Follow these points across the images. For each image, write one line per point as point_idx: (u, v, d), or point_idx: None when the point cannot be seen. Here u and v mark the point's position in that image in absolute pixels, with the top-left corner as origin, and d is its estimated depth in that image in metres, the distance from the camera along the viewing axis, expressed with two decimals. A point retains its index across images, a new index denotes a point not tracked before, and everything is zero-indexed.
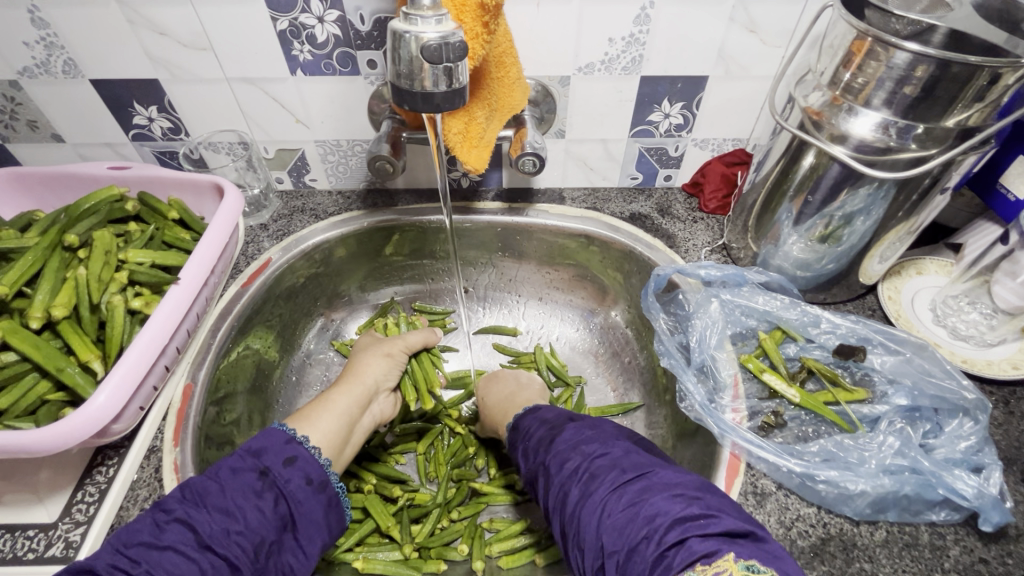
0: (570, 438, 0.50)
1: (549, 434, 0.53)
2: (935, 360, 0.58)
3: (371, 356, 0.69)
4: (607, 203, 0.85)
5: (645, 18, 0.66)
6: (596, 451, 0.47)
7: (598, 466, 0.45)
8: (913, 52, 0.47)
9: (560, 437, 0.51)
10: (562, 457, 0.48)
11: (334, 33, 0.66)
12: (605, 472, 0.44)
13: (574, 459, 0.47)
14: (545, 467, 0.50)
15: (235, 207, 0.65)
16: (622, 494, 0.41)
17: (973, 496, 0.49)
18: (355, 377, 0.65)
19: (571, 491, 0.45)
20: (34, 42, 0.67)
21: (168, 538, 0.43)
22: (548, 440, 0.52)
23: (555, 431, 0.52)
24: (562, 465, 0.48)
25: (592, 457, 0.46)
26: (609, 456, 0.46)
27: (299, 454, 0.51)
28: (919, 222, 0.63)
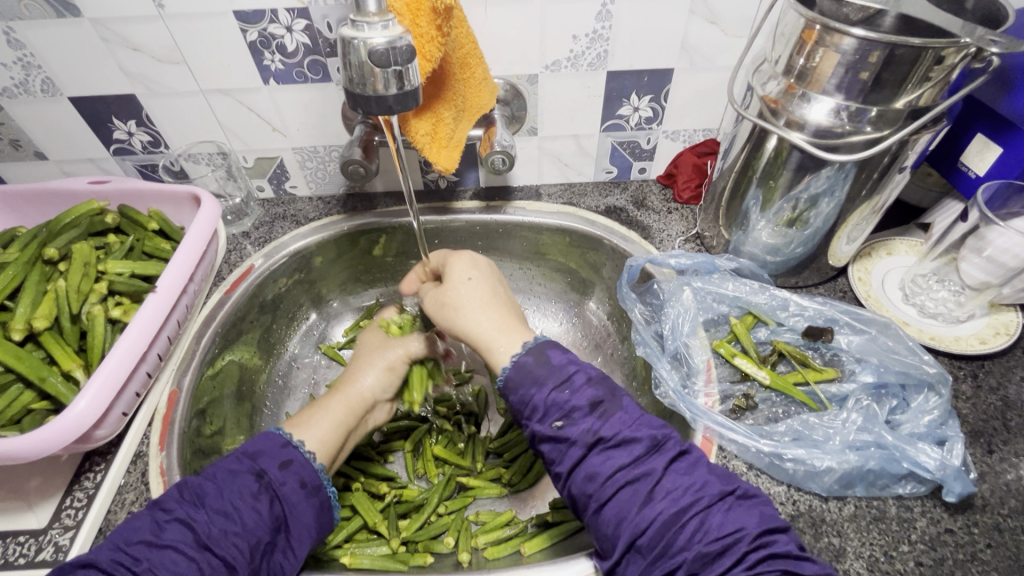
0: (630, 430, 0.48)
1: (585, 412, 0.49)
2: (898, 338, 0.60)
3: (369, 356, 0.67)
4: (583, 197, 0.86)
5: (607, 14, 0.67)
6: (667, 452, 0.47)
7: (674, 475, 0.46)
8: (858, 37, 0.48)
9: (608, 422, 0.49)
10: (627, 454, 0.47)
11: (303, 42, 0.68)
12: (687, 482, 0.46)
13: (645, 458, 0.47)
14: (593, 456, 0.48)
15: (214, 215, 0.67)
16: (719, 514, 0.43)
17: (935, 468, 0.50)
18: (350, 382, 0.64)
19: (639, 492, 0.45)
20: (12, 63, 0.68)
21: (168, 537, 0.45)
22: (585, 421, 0.49)
23: (603, 413, 0.49)
24: (626, 462, 0.47)
25: (667, 459, 0.47)
26: (681, 460, 0.48)
27: (295, 457, 0.53)
28: (883, 202, 0.64)
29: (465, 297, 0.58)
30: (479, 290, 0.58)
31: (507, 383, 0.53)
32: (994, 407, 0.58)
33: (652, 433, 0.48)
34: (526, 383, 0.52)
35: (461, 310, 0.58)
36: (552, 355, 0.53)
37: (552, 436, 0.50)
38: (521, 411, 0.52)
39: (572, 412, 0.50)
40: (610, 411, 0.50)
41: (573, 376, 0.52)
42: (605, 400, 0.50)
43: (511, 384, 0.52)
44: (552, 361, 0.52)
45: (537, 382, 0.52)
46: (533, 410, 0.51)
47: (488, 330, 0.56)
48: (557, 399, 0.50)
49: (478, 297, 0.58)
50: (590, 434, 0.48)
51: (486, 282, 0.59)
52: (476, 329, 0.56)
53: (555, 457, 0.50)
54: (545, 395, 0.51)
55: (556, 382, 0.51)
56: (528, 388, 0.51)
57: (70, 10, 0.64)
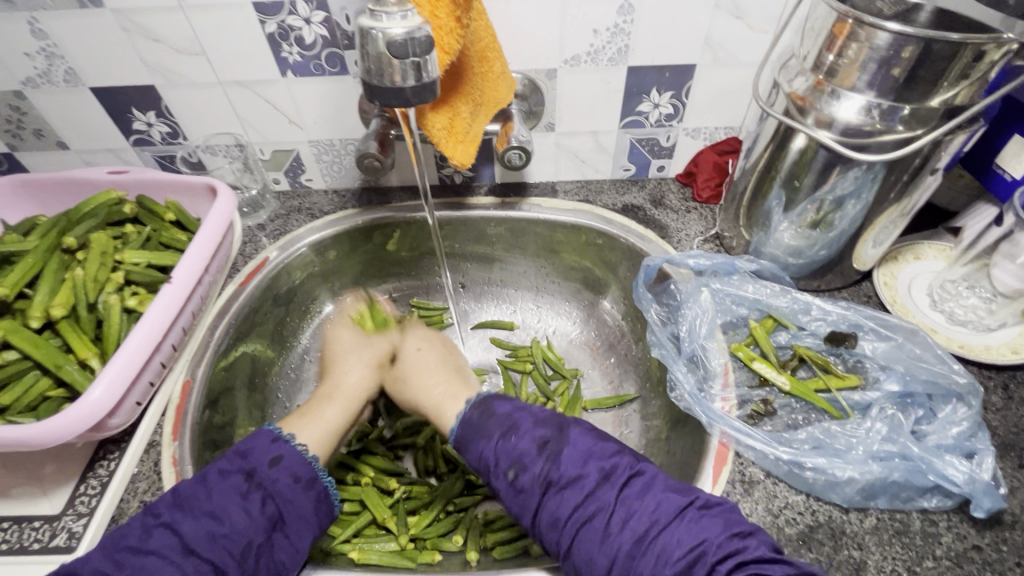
0: (576, 468, 0.48)
1: (533, 456, 0.50)
2: (927, 345, 0.57)
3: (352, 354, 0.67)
4: (600, 195, 0.85)
5: (629, 8, 0.65)
6: (618, 480, 0.47)
7: (629, 501, 0.46)
8: (893, 32, 0.47)
9: (558, 464, 0.49)
10: (578, 491, 0.47)
11: (321, 34, 0.67)
12: (642, 506, 0.45)
13: (597, 491, 0.47)
14: (549, 502, 0.48)
15: (229, 207, 0.66)
16: (680, 530, 0.43)
17: (963, 482, 0.48)
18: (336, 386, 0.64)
19: (598, 529, 0.45)
20: (36, 52, 0.69)
21: (153, 543, 0.45)
22: (535, 465, 0.49)
23: (549, 455, 0.49)
24: (579, 500, 0.47)
25: (617, 488, 0.47)
26: (635, 483, 0.47)
27: (285, 453, 0.53)
28: (912, 205, 0.62)
29: (415, 364, 0.66)
30: (430, 357, 0.67)
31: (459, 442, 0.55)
32: None
33: (601, 462, 0.49)
34: (475, 440, 0.53)
35: (410, 383, 0.64)
36: (497, 407, 0.54)
37: (510, 489, 0.50)
38: (481, 469, 0.53)
39: (522, 459, 0.50)
40: (560, 450, 0.50)
41: (518, 423, 0.52)
42: (551, 438, 0.51)
43: (461, 442, 0.54)
44: (496, 412, 0.54)
45: (486, 435, 0.53)
46: (487, 465, 0.52)
47: (435, 397, 0.61)
48: (505, 452, 0.51)
49: (426, 363, 0.65)
50: (541, 481, 0.48)
51: (434, 350, 0.68)
52: (425, 397, 0.62)
53: (518, 511, 0.50)
54: (493, 446, 0.52)
55: (503, 430, 0.52)
56: (479, 442, 0.53)
57: (92, 0, 0.64)
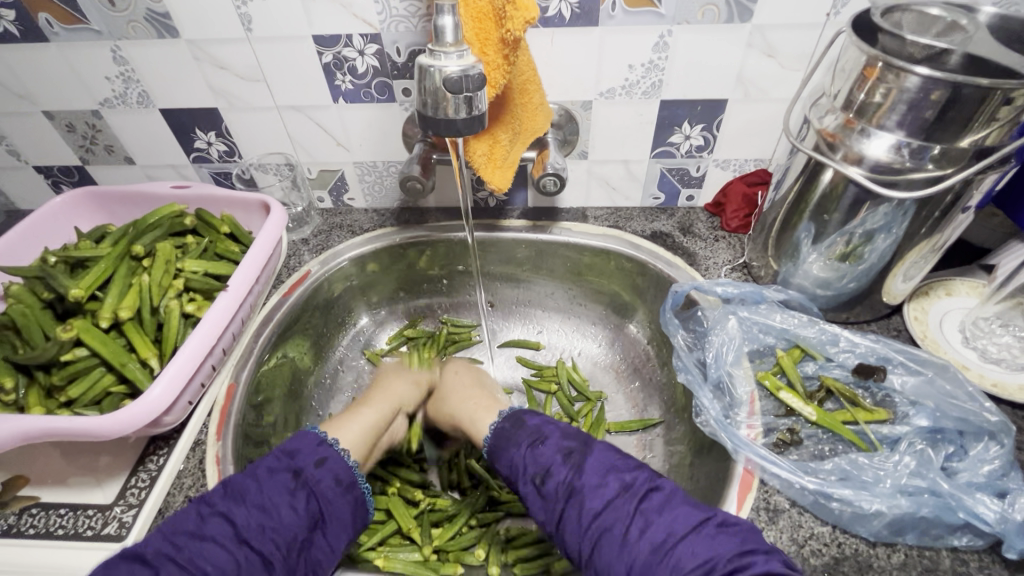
0: (597, 479, 0.50)
1: (559, 465, 0.52)
2: (958, 381, 0.57)
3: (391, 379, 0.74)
4: (629, 221, 0.87)
5: (664, 46, 0.69)
6: (637, 492, 0.49)
7: (648, 513, 0.47)
8: (923, 76, 0.48)
9: (580, 470, 0.51)
10: (599, 498, 0.49)
11: (373, 65, 0.72)
12: (661, 519, 0.46)
13: (616, 503, 0.48)
14: (571, 511, 0.50)
15: (281, 222, 0.71)
16: (693, 543, 0.44)
17: (994, 521, 0.48)
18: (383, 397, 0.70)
19: (614, 541, 0.46)
20: (115, 76, 0.76)
21: (209, 529, 0.47)
22: (561, 472, 0.52)
23: (574, 462, 0.52)
24: (601, 507, 0.48)
25: (637, 500, 0.48)
26: (654, 497, 0.48)
27: (330, 455, 0.56)
28: (943, 241, 0.63)
29: (452, 384, 0.75)
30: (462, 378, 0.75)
31: (491, 452, 0.59)
32: None
33: (623, 475, 0.50)
34: (506, 447, 0.57)
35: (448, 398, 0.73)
36: (527, 419, 0.58)
37: (535, 491, 0.53)
38: (510, 476, 0.56)
39: (549, 467, 0.53)
40: (583, 458, 0.52)
41: (547, 435, 0.56)
42: (576, 448, 0.53)
43: (494, 449, 0.58)
44: (526, 424, 0.58)
45: (515, 443, 0.57)
46: (518, 471, 0.55)
47: (467, 412, 0.68)
48: (533, 464, 0.54)
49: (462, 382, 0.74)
50: (564, 486, 0.51)
51: (469, 372, 0.76)
52: (460, 413, 0.69)
53: (542, 517, 0.53)
54: (522, 451, 0.55)
55: (532, 439, 0.56)
56: (510, 449, 0.57)
57: (169, 32, 0.71)
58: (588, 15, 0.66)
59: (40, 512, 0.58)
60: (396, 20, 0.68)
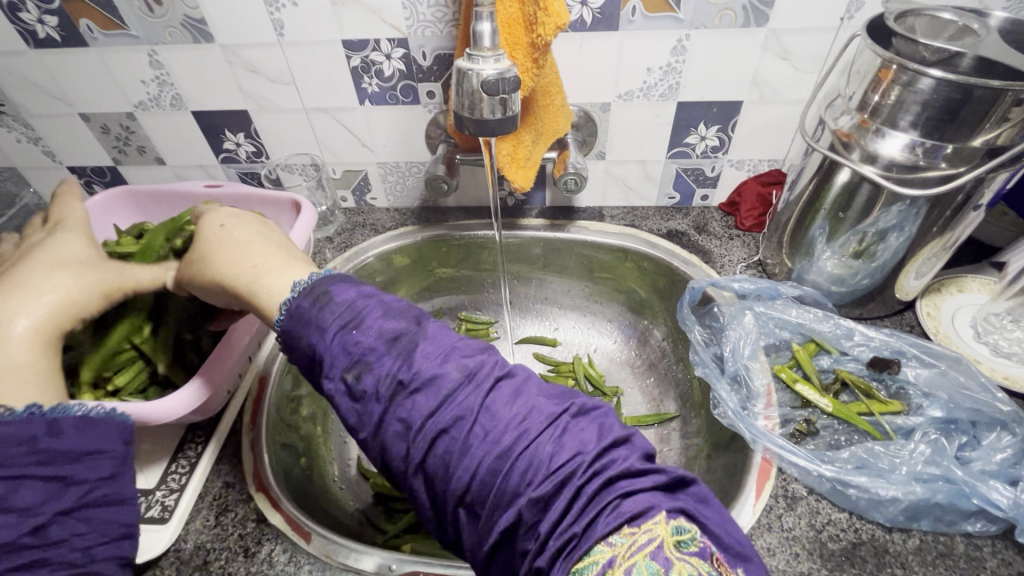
0: (432, 366, 0.41)
1: (382, 353, 0.41)
2: (971, 374, 0.59)
3: (47, 268, 0.51)
4: (645, 220, 0.89)
5: (682, 49, 0.71)
6: (483, 382, 0.40)
7: (493, 408, 0.39)
8: (936, 78, 0.50)
9: (427, 387, 0.40)
10: (433, 396, 0.40)
11: (399, 68, 0.75)
12: (507, 411, 0.39)
13: (474, 395, 0.40)
14: (399, 406, 0.40)
15: (311, 220, 0.73)
16: (548, 443, 0.37)
17: (1008, 506, 0.49)
18: (194, 251, 0.53)
19: (474, 446, 0.38)
20: (150, 80, 0.79)
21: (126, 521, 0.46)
22: (385, 365, 0.41)
23: (403, 355, 0.41)
24: (436, 406, 0.39)
25: (483, 391, 0.40)
26: (504, 387, 0.41)
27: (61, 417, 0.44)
28: (955, 239, 0.64)
29: (217, 243, 0.51)
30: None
31: (289, 327, 0.44)
32: None
33: (475, 373, 0.41)
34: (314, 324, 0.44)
35: (212, 257, 0.51)
36: (337, 292, 0.45)
37: (353, 391, 0.42)
38: (320, 368, 0.44)
39: (364, 357, 0.41)
40: (415, 346, 0.42)
41: (367, 316, 0.43)
42: (404, 332, 0.42)
43: (289, 333, 0.44)
44: (334, 299, 0.44)
45: (318, 325, 0.43)
46: (326, 363, 0.42)
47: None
48: (345, 343, 0.42)
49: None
50: (394, 402, 0.40)
51: (238, 227, 0.53)
52: (236, 274, 0.49)
53: (354, 420, 0.42)
54: (331, 338, 0.42)
55: (346, 320, 0.43)
56: (309, 333, 0.43)
57: (204, 36, 0.73)
58: (609, 20, 0.68)
59: None
60: (423, 25, 0.71)
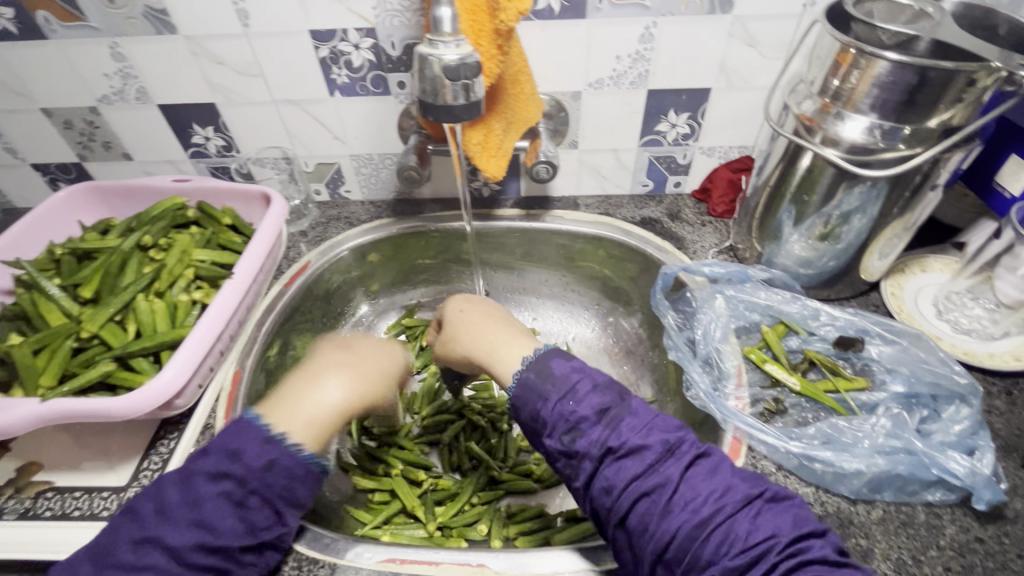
0: (639, 436, 0.51)
1: (592, 421, 0.52)
2: (931, 349, 0.61)
3: (333, 369, 0.58)
4: (619, 209, 0.90)
5: (650, 37, 0.71)
6: (683, 456, 0.50)
7: (693, 479, 0.48)
8: (892, 61, 0.52)
9: (616, 430, 0.51)
10: (640, 462, 0.49)
11: (369, 58, 0.74)
12: (708, 487, 0.48)
13: (661, 467, 0.49)
14: (605, 468, 0.50)
15: (281, 213, 0.72)
16: (745, 521, 0.45)
17: (965, 475, 0.51)
18: (444, 331, 0.71)
19: (659, 501, 0.47)
20: (113, 73, 0.77)
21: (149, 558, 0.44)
22: (596, 432, 0.51)
23: (610, 421, 0.52)
24: (643, 469, 0.49)
25: (682, 465, 0.49)
26: (701, 464, 0.50)
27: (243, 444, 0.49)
28: (915, 219, 0.66)
29: (458, 323, 0.69)
30: (471, 314, 0.69)
31: (514, 401, 0.57)
32: None
33: (667, 437, 0.51)
34: (531, 396, 0.55)
35: (459, 337, 0.68)
36: (554, 366, 0.56)
37: (564, 448, 0.52)
38: (533, 426, 0.55)
39: (579, 423, 0.52)
40: (620, 418, 0.52)
41: (577, 386, 0.54)
42: (614, 407, 0.53)
43: (518, 401, 0.56)
44: (553, 373, 0.55)
45: (541, 394, 0.55)
46: (544, 425, 0.54)
47: (484, 347, 0.64)
48: (562, 410, 0.53)
49: (467, 321, 0.68)
50: (599, 445, 0.51)
51: (480, 308, 0.69)
52: (481, 346, 0.65)
53: (567, 472, 0.53)
54: (551, 405, 0.53)
55: (561, 393, 0.54)
56: (536, 402, 0.55)
57: (168, 28, 0.72)
58: (577, 8, 0.69)
59: (54, 496, 0.58)
60: (390, 14, 0.70)
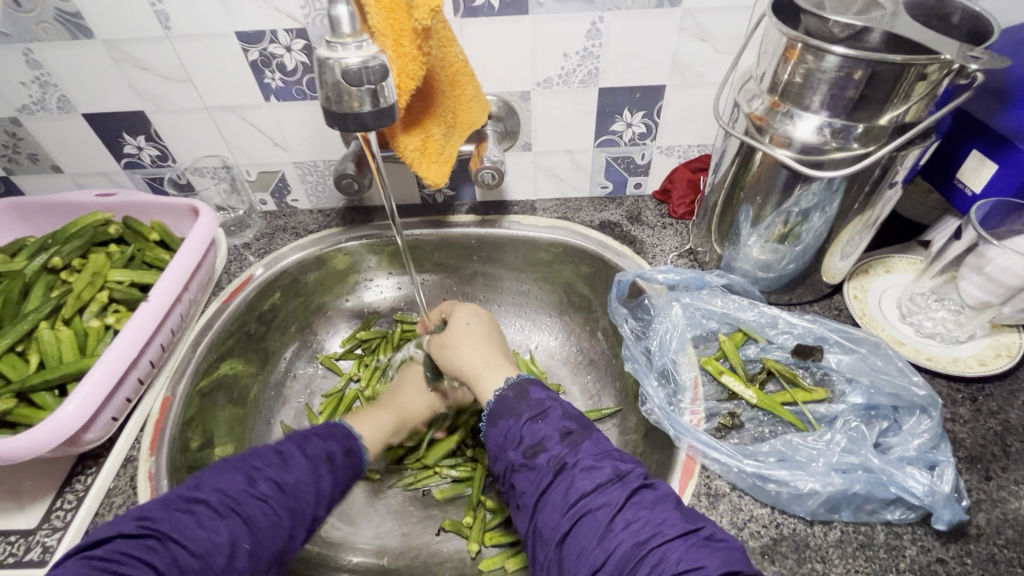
0: (595, 459, 0.49)
1: (556, 439, 0.51)
2: (890, 358, 0.58)
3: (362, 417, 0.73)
4: (578, 212, 0.86)
5: (597, 33, 0.68)
6: (631, 483, 0.48)
7: (637, 507, 0.46)
8: (840, 55, 0.48)
9: (576, 449, 0.50)
10: (592, 480, 0.48)
11: (302, 61, 0.70)
12: (649, 516, 0.45)
13: (608, 488, 0.47)
14: (559, 484, 0.48)
15: (211, 227, 0.68)
16: (679, 550, 0.42)
17: (923, 494, 0.48)
18: (443, 337, 0.67)
19: (599, 522, 0.45)
20: (30, 81, 0.72)
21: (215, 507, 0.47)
22: (556, 448, 0.51)
23: (571, 441, 0.51)
24: (589, 489, 0.47)
25: (629, 490, 0.47)
26: (645, 493, 0.47)
27: (354, 446, 0.62)
28: (876, 218, 0.63)
29: (462, 335, 0.66)
30: (472, 331, 0.66)
31: (490, 415, 0.56)
32: (993, 432, 0.56)
33: (618, 464, 0.49)
34: (505, 414, 0.54)
35: (458, 347, 0.64)
36: (532, 390, 0.56)
37: (524, 464, 0.51)
38: (497, 444, 0.54)
39: (543, 441, 0.51)
40: (580, 440, 0.51)
41: (549, 409, 0.54)
42: (576, 429, 0.52)
43: (494, 414, 0.55)
44: (531, 395, 0.55)
45: (514, 413, 0.54)
46: (509, 440, 0.53)
47: (477, 364, 0.62)
48: (532, 429, 0.52)
49: (473, 336, 0.65)
50: (556, 462, 0.50)
51: (481, 326, 0.67)
52: (463, 366, 0.63)
53: (524, 489, 0.50)
54: (521, 423, 0.53)
55: (532, 412, 0.54)
56: (507, 418, 0.54)
57: (84, 32, 0.67)
58: (517, 3, 0.65)
59: None
60: (320, 14, 0.66)
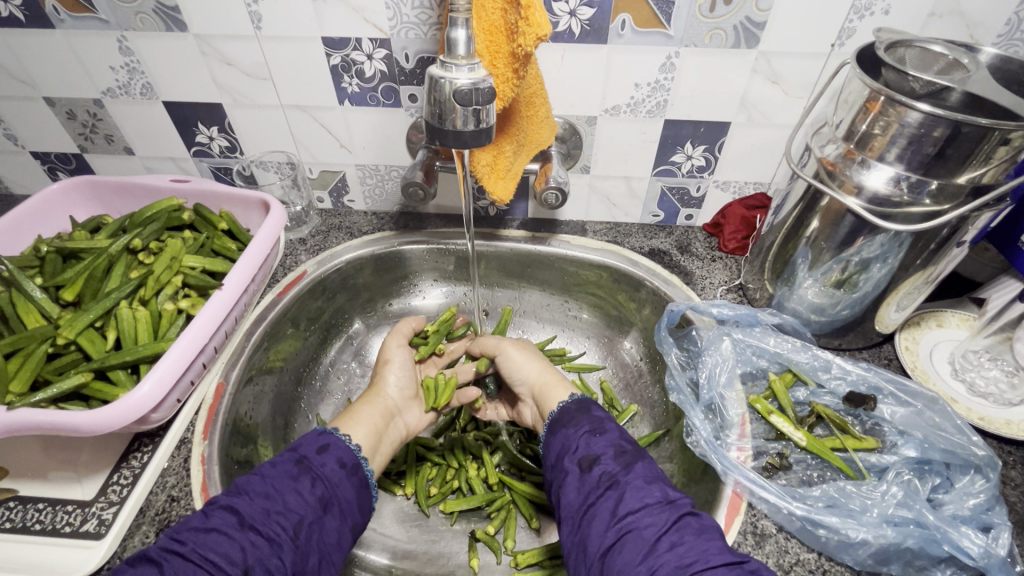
0: (643, 483, 0.50)
1: (610, 456, 0.53)
2: (947, 415, 0.58)
3: (344, 416, 0.63)
4: (628, 237, 0.87)
5: (671, 66, 0.69)
6: (679, 508, 0.48)
7: (683, 532, 0.45)
8: (924, 112, 0.49)
9: (629, 469, 0.51)
10: (639, 498, 0.48)
11: (381, 69, 0.72)
12: (694, 542, 0.45)
13: (654, 509, 0.47)
14: (607, 499, 0.49)
15: (280, 222, 0.70)
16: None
17: (979, 555, 0.48)
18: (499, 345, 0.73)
19: (646, 543, 0.45)
20: (119, 66, 0.75)
21: (213, 522, 0.46)
22: (609, 464, 0.52)
23: (625, 460, 0.52)
24: (637, 507, 0.48)
25: (677, 514, 0.47)
26: (690, 523, 0.47)
27: (331, 442, 0.56)
28: (937, 274, 0.63)
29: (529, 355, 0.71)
30: (537, 356, 0.71)
31: (553, 424, 0.59)
32: None
33: (668, 491, 0.49)
34: (566, 424, 0.58)
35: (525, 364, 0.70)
36: (595, 408, 0.59)
37: (576, 474, 0.53)
38: (557, 453, 0.57)
39: (599, 454, 0.53)
40: (634, 460, 0.52)
41: (608, 428, 0.56)
42: (630, 450, 0.53)
43: (556, 424, 0.59)
44: (593, 412, 0.58)
45: (576, 424, 0.57)
46: (568, 449, 0.56)
47: (546, 377, 0.67)
48: (590, 442, 0.55)
49: (542, 359, 0.71)
50: (608, 477, 0.51)
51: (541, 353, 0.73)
52: (531, 381, 0.68)
53: (573, 499, 0.52)
54: (580, 436, 0.56)
55: (592, 428, 0.56)
56: (569, 429, 0.57)
57: (178, 25, 0.70)
58: (598, 32, 0.66)
59: (17, 505, 0.57)
60: (406, 27, 0.68)
